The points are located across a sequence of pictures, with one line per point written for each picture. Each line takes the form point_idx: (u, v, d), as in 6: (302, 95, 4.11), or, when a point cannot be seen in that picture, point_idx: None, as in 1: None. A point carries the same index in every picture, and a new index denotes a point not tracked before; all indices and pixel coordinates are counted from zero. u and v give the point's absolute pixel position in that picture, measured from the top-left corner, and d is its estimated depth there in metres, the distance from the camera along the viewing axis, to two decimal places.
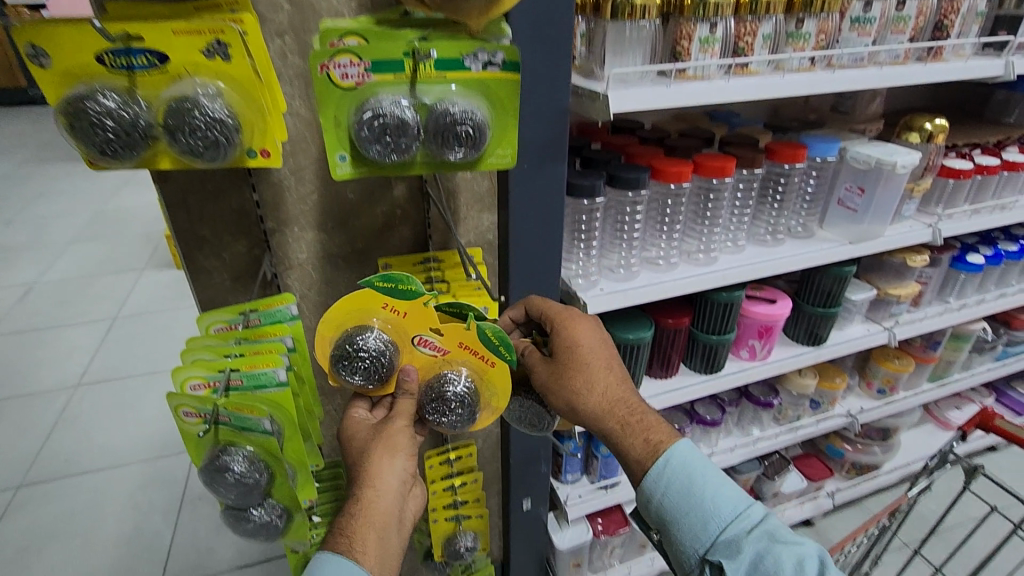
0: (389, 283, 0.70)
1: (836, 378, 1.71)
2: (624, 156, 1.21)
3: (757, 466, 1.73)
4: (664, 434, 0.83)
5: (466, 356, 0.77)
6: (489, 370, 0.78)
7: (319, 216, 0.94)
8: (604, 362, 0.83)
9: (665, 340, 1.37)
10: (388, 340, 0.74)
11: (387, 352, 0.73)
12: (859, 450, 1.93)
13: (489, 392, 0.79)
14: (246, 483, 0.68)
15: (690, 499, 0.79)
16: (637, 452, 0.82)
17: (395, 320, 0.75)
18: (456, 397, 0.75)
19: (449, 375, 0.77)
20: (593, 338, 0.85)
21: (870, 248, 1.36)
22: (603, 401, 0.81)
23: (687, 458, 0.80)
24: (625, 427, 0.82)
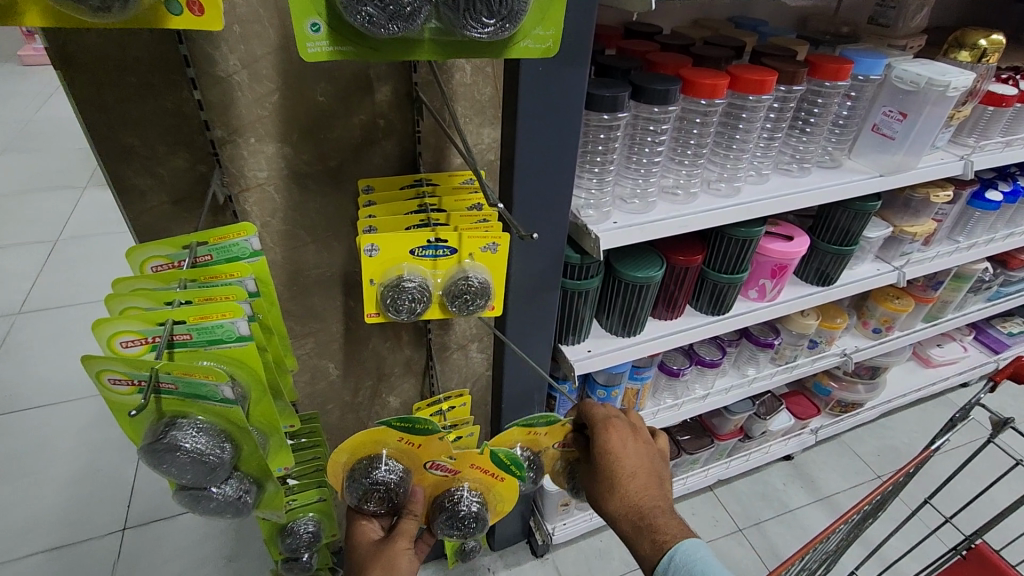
0: (406, 424, 0.76)
1: (837, 318, 1.64)
2: (646, 65, 1.02)
3: (750, 406, 1.68)
4: (670, 533, 0.76)
5: (474, 474, 0.83)
6: (496, 483, 0.84)
7: (282, 124, 0.75)
8: (631, 470, 0.82)
9: (673, 279, 1.24)
10: (401, 470, 0.79)
11: (400, 482, 0.78)
12: (846, 388, 1.91)
13: (496, 501, 0.86)
14: (205, 463, 0.54)
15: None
16: (644, 554, 0.77)
17: (409, 449, 0.79)
18: (465, 513, 0.82)
19: (459, 493, 0.83)
20: (628, 445, 0.84)
21: (900, 182, 1.24)
22: (621, 504, 0.81)
23: (692, 555, 0.72)
24: (637, 530, 0.79)
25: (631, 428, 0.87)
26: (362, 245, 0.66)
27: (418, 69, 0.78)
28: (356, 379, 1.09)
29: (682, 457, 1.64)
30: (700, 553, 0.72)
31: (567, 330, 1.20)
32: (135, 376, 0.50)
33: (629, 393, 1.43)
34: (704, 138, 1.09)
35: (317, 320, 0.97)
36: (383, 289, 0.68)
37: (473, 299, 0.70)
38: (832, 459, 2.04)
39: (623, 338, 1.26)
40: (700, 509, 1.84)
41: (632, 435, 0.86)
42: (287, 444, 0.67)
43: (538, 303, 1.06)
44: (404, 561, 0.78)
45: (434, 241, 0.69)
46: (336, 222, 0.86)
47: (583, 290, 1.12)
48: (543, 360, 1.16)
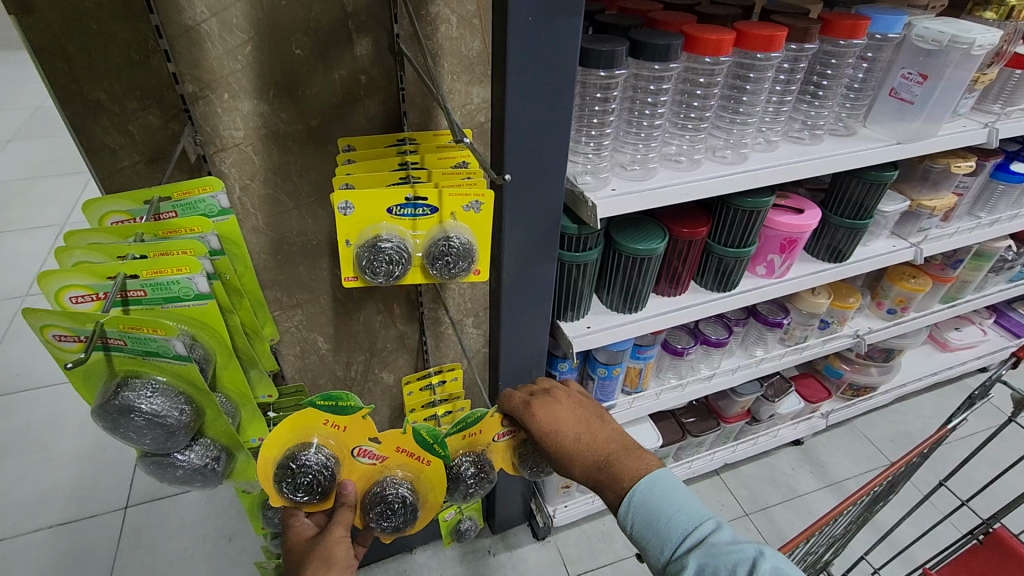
0: (330, 401, 0.72)
1: (850, 298, 1.58)
2: (647, 23, 0.97)
3: (758, 388, 1.63)
4: (628, 474, 0.75)
5: (402, 460, 0.79)
6: (425, 468, 0.80)
7: (256, 78, 0.71)
8: (574, 433, 0.82)
9: (676, 253, 1.19)
10: (330, 455, 0.73)
11: (330, 466, 0.73)
12: (858, 371, 1.85)
13: (427, 491, 0.82)
14: (161, 425, 0.51)
15: (655, 531, 0.69)
16: (612, 504, 0.76)
17: (336, 435, 0.74)
18: (397, 501, 0.78)
19: (389, 481, 0.79)
20: (560, 413, 0.85)
21: (918, 150, 1.18)
22: (583, 467, 0.80)
23: (652, 494, 0.71)
24: (602, 483, 0.78)
25: (556, 396, 0.88)
26: (334, 202, 0.62)
27: (400, 20, 0.74)
28: (347, 354, 1.06)
29: (687, 440, 1.59)
30: (663, 489, 0.72)
31: (565, 306, 1.16)
32: (81, 331, 0.48)
33: (632, 372, 1.39)
34: (709, 101, 1.03)
35: (303, 292, 0.94)
36: (359, 250, 0.64)
37: (455, 261, 0.66)
38: (844, 444, 1.99)
39: (624, 315, 1.21)
40: (705, 493, 1.80)
41: (562, 401, 0.87)
42: (259, 413, 0.64)
43: (534, 275, 1.01)
44: (342, 551, 0.73)
45: (412, 199, 0.65)
46: (319, 187, 0.82)
47: (581, 263, 1.08)
48: (540, 335, 1.12)
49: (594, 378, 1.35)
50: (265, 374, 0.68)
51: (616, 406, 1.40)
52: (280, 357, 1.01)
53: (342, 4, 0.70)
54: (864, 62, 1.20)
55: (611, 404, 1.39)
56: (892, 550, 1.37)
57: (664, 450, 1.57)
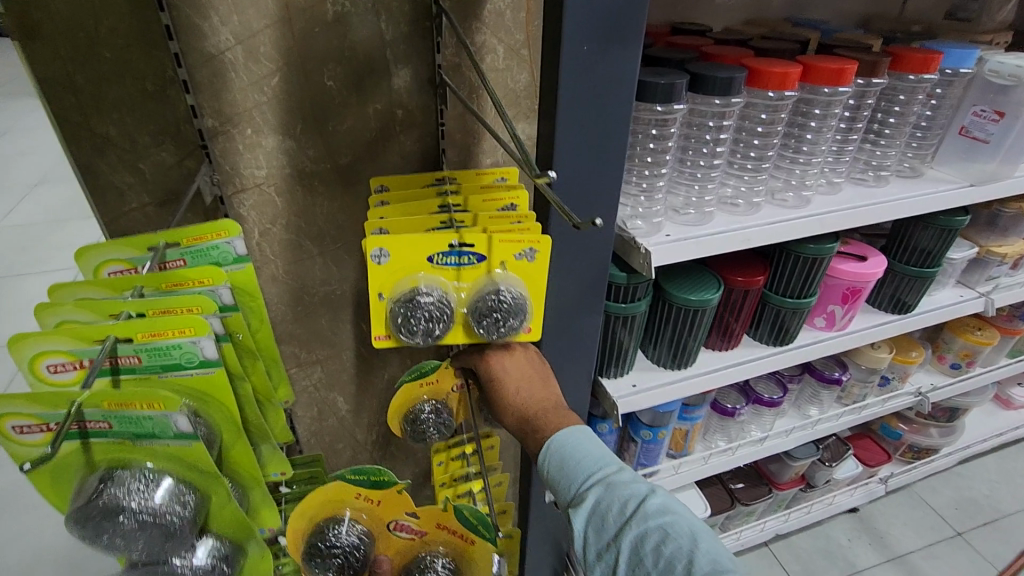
0: (360, 474, 0.65)
1: (912, 352, 1.45)
2: (700, 56, 0.90)
3: (813, 452, 1.48)
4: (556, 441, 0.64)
5: (444, 536, 0.68)
6: (471, 548, 0.67)
7: (283, 112, 0.64)
8: (516, 386, 0.68)
9: (730, 304, 1.09)
10: (362, 533, 0.65)
11: (361, 545, 0.64)
12: (918, 431, 1.69)
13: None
14: (156, 525, 0.41)
15: (563, 475, 0.60)
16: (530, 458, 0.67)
17: (370, 508, 0.67)
18: None
19: (428, 561, 0.67)
20: (510, 362, 0.69)
21: (995, 193, 1.07)
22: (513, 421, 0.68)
23: (562, 438, 0.62)
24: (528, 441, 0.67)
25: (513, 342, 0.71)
26: (367, 250, 0.53)
27: (443, 49, 0.67)
28: (369, 416, 0.96)
29: (736, 509, 1.44)
30: (574, 434, 0.63)
31: (609, 361, 1.05)
32: (52, 417, 0.38)
33: (677, 435, 1.26)
34: (769, 141, 0.95)
35: (324, 346, 0.84)
36: (394, 305, 0.55)
37: (506, 318, 0.56)
38: (904, 512, 1.80)
39: (673, 372, 1.10)
40: (755, 567, 1.62)
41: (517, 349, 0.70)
42: (272, 498, 0.53)
43: (578, 329, 0.91)
44: None
45: (458, 246, 0.56)
46: (346, 230, 0.74)
47: (628, 315, 0.98)
48: (581, 395, 1.01)
49: (637, 441, 1.22)
50: (279, 448, 0.57)
51: (661, 472, 1.26)
52: (295, 419, 0.90)
53: (380, 32, 0.63)
54: (931, 99, 1.11)
55: (656, 470, 1.26)
56: None
57: (710, 520, 1.42)
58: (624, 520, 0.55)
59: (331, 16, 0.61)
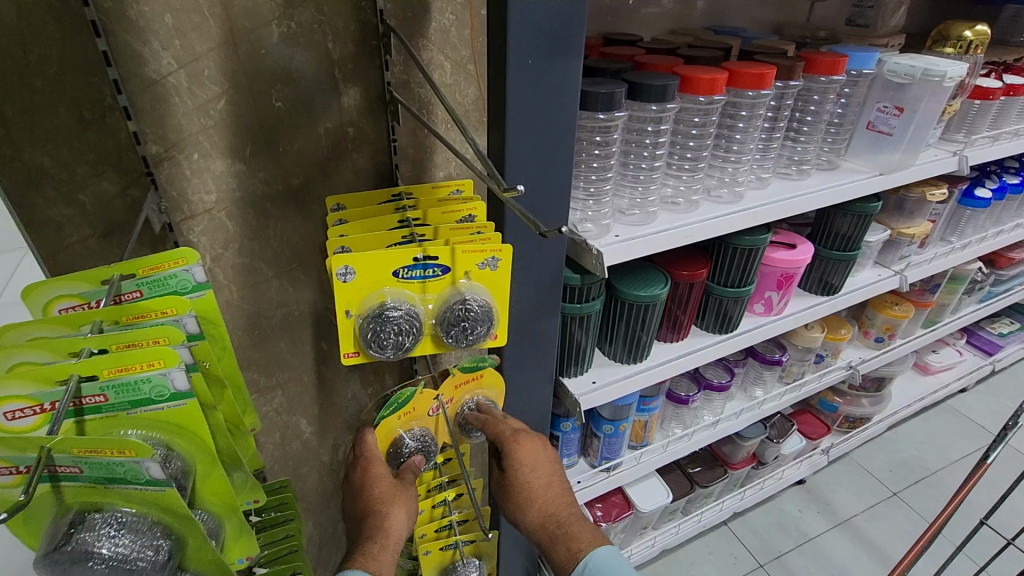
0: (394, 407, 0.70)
1: (841, 329, 1.56)
2: (634, 65, 0.95)
3: (761, 430, 1.57)
4: (586, 538, 0.73)
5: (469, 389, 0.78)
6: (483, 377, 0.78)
7: (232, 135, 0.63)
8: (542, 483, 0.75)
9: (677, 298, 1.14)
10: (419, 435, 0.74)
11: (426, 440, 0.75)
12: (851, 402, 1.82)
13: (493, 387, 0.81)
14: (129, 572, 0.39)
15: None
16: (559, 563, 0.73)
17: (407, 417, 0.73)
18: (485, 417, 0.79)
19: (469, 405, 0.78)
20: (539, 458, 0.76)
21: (901, 181, 1.19)
22: (538, 517, 0.75)
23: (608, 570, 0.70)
24: (552, 540, 0.74)
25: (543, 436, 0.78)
26: (332, 269, 0.53)
27: (391, 67, 0.68)
28: (334, 437, 0.94)
29: (696, 492, 1.51)
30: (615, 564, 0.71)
31: (569, 361, 1.08)
32: (20, 460, 0.37)
33: (636, 426, 1.31)
34: (702, 141, 1.02)
35: (285, 369, 0.83)
36: (362, 321, 0.55)
37: (473, 325, 0.58)
38: (845, 479, 1.94)
39: (630, 367, 1.15)
40: (716, 546, 1.70)
41: (543, 443, 0.77)
42: (249, 528, 0.51)
43: (539, 331, 0.93)
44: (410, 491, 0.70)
45: (422, 259, 0.57)
46: (302, 250, 0.74)
47: (583, 315, 1.01)
48: (544, 396, 1.03)
49: (600, 436, 1.26)
50: (252, 477, 0.57)
51: (623, 464, 1.31)
52: (258, 446, 0.88)
53: (328, 52, 0.63)
54: (840, 97, 1.22)
55: (618, 463, 1.30)
56: None
57: (673, 505, 1.48)
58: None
59: (277, 37, 0.61)
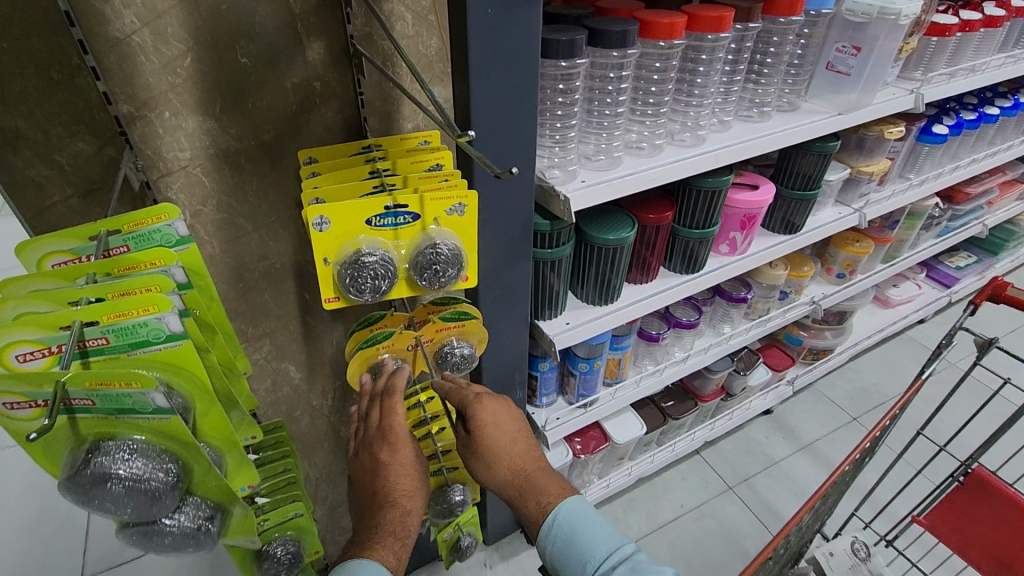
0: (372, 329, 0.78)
1: (805, 267, 1.64)
2: (596, 11, 0.96)
3: (729, 364, 1.66)
4: (553, 492, 0.83)
5: (450, 331, 0.82)
6: (465, 326, 0.83)
7: (201, 92, 0.65)
8: (509, 442, 0.83)
9: (645, 240, 1.20)
10: (400, 365, 0.81)
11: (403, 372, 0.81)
12: (814, 335, 1.93)
13: (476, 338, 0.85)
14: (144, 491, 0.44)
15: (575, 546, 0.78)
16: (530, 515, 0.83)
17: (390, 345, 0.80)
18: (459, 360, 0.83)
19: (448, 347, 0.83)
20: (503, 417, 0.84)
21: (858, 120, 1.23)
22: (507, 473, 0.83)
23: (572, 523, 0.79)
24: (522, 495, 0.83)
25: (503, 397, 0.86)
26: (308, 219, 0.57)
27: (353, 19, 0.69)
28: (321, 382, 1.00)
29: (668, 423, 1.61)
30: (578, 517, 0.80)
31: (543, 304, 1.14)
32: (37, 394, 0.41)
33: (611, 364, 1.39)
34: (665, 85, 1.04)
35: (271, 319, 0.87)
36: (340, 267, 0.59)
37: (444, 268, 0.62)
38: (809, 406, 2.07)
39: (602, 308, 1.21)
40: (689, 473, 1.83)
41: (503, 405, 0.85)
42: (249, 459, 0.56)
43: (512, 276, 0.98)
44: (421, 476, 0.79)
45: (393, 207, 0.60)
46: (278, 204, 0.77)
47: (554, 260, 1.06)
48: (520, 338, 1.09)
49: (576, 374, 1.34)
50: (247, 415, 0.62)
51: (599, 400, 1.40)
52: (250, 392, 0.93)
53: (289, 6, 0.64)
54: (801, 38, 1.24)
55: (594, 399, 1.39)
56: (871, 507, 1.46)
57: (647, 436, 1.59)
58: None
59: None
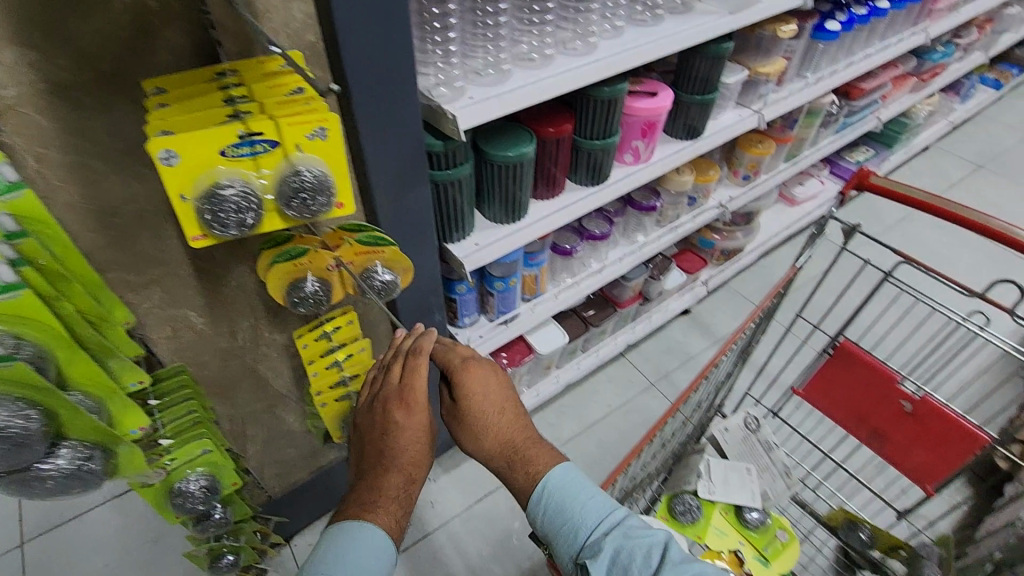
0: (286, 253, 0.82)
1: (710, 171, 1.70)
2: None
3: (644, 270, 1.74)
4: (543, 462, 0.82)
5: (370, 257, 0.87)
6: (386, 254, 0.88)
7: (11, 19, 0.58)
8: (497, 410, 0.84)
9: (546, 155, 1.20)
10: (320, 283, 0.84)
11: (323, 290, 0.84)
12: (726, 237, 2.02)
13: (399, 268, 0.89)
14: (6, 438, 0.47)
15: (568, 514, 0.78)
16: (518, 486, 0.83)
17: (311, 264, 0.83)
18: (380, 285, 0.87)
19: (370, 271, 0.87)
20: (491, 385, 0.85)
21: (749, 19, 1.24)
22: (496, 444, 0.83)
23: (564, 489, 0.80)
24: (511, 466, 0.83)
25: (492, 365, 0.88)
26: (153, 154, 0.54)
27: None
28: (228, 325, 0.99)
29: (589, 331, 1.70)
30: (571, 483, 0.80)
31: (449, 227, 1.14)
32: None
33: (528, 280, 1.43)
34: None
35: (157, 266, 0.84)
36: (199, 203, 0.58)
37: (312, 196, 0.61)
38: (722, 303, 2.23)
39: (510, 226, 1.23)
40: (615, 375, 1.96)
41: (490, 374, 0.86)
42: (131, 402, 0.59)
43: (410, 204, 0.98)
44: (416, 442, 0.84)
45: (247, 135, 0.58)
46: (135, 142, 0.71)
47: (455, 180, 1.05)
48: (428, 262, 1.11)
49: (494, 293, 1.38)
50: (128, 361, 0.63)
51: (519, 314, 1.46)
52: (149, 342, 0.91)
53: None
54: None
55: (513, 314, 1.45)
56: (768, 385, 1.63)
57: (570, 345, 1.68)
58: (650, 567, 0.72)
59: None
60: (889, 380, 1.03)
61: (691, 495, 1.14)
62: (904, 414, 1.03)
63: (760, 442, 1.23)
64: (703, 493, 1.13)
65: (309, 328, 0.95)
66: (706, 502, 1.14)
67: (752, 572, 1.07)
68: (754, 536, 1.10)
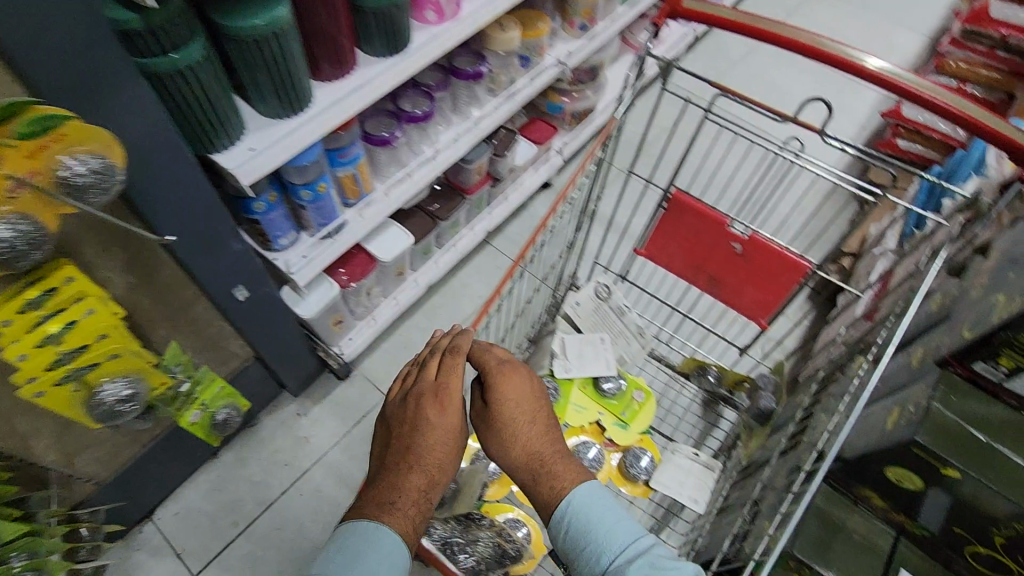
0: None
1: (539, 24, 1.52)
2: None
3: (486, 149, 1.58)
4: (571, 475, 0.78)
5: (48, 151, 0.64)
6: (70, 135, 0.66)
7: None
8: (528, 420, 0.82)
9: (313, 19, 0.95)
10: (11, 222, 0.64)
11: (22, 225, 0.65)
12: (575, 100, 1.85)
13: (97, 144, 0.68)
14: None
15: (589, 537, 0.71)
16: (542, 502, 0.77)
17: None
18: (91, 180, 0.67)
19: (62, 171, 0.66)
20: (523, 391, 0.84)
21: None
22: (523, 455, 0.80)
23: (587, 509, 0.73)
24: (536, 480, 0.79)
25: (526, 370, 0.87)
26: None
27: None
28: None
29: (440, 226, 1.57)
30: (596, 503, 0.74)
31: (206, 133, 0.89)
32: None
33: (346, 182, 1.24)
34: None
35: None
36: None
37: None
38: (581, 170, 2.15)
39: (294, 119, 1.00)
40: (483, 265, 1.88)
41: (522, 378, 0.85)
42: None
43: (120, 112, 0.72)
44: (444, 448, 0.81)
45: None
46: None
47: (186, 67, 0.80)
48: (189, 182, 0.88)
49: (306, 205, 1.17)
50: None
51: (346, 224, 1.28)
52: None
53: None
54: None
55: (339, 224, 1.27)
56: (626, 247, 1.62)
57: (421, 243, 1.55)
58: None
59: None
60: (719, 224, 1.01)
61: (548, 378, 1.11)
62: (735, 257, 1.02)
63: (612, 309, 1.19)
64: (559, 373, 1.10)
65: (4, 298, 0.72)
66: (564, 381, 1.12)
67: (612, 437, 1.10)
68: (612, 404, 1.11)
